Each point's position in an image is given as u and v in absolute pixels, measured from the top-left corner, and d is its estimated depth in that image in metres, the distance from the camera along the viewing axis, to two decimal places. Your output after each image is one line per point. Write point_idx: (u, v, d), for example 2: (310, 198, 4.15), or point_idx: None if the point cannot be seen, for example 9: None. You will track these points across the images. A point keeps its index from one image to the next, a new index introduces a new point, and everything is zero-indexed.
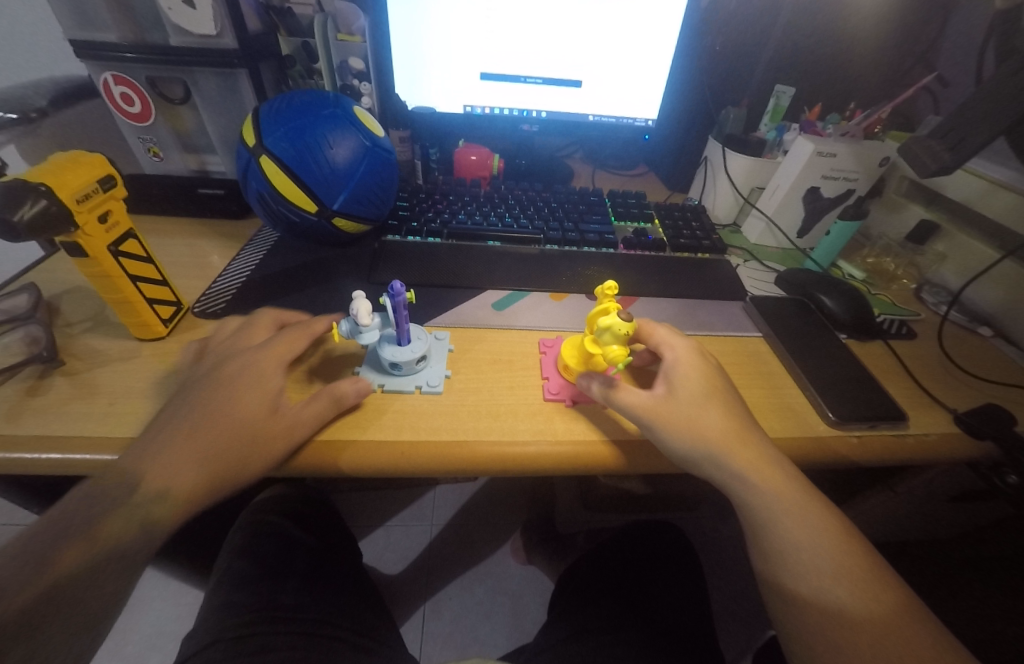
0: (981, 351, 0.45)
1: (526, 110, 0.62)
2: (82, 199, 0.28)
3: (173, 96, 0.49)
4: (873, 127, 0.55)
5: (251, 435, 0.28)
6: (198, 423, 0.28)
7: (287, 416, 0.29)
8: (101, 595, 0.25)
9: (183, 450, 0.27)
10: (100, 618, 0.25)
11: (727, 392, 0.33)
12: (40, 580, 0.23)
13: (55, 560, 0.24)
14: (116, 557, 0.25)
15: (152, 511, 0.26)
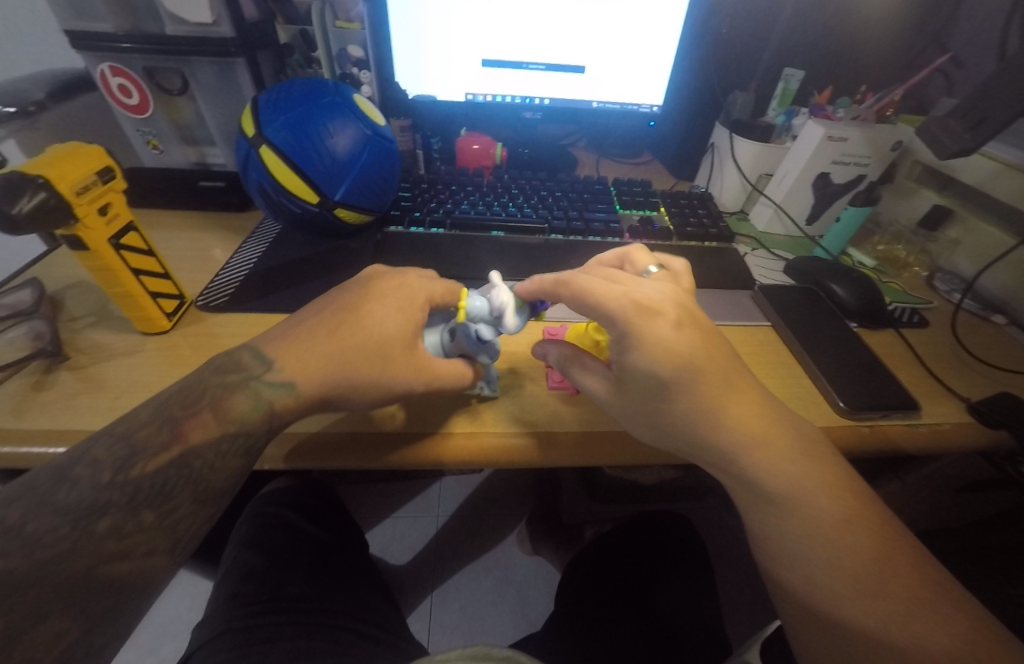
0: (994, 339, 0.44)
1: (529, 97, 0.61)
2: (81, 192, 0.28)
3: (171, 88, 0.48)
4: (885, 110, 0.54)
5: (387, 365, 0.30)
6: (363, 338, 0.30)
7: (423, 366, 0.31)
8: (224, 468, 0.28)
9: (329, 359, 0.29)
10: (222, 490, 0.28)
11: (682, 357, 0.29)
12: (174, 445, 0.26)
13: (188, 431, 0.27)
14: (240, 437, 0.28)
15: (273, 402, 0.28)
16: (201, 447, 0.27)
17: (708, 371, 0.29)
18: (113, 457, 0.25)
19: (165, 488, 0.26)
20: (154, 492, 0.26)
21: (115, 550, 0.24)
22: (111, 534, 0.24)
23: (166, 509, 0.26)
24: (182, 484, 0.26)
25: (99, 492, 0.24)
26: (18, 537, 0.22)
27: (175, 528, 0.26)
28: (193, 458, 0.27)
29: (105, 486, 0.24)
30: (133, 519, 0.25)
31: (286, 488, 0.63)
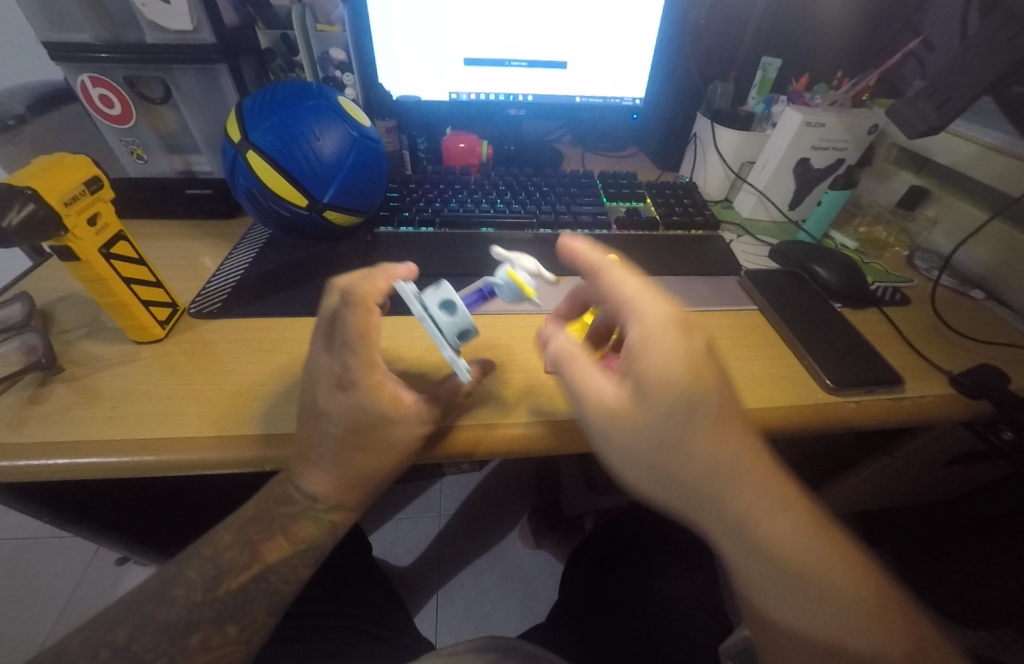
0: (974, 314, 0.46)
1: (512, 94, 0.62)
2: (70, 202, 0.28)
3: (153, 96, 0.48)
4: (861, 95, 0.55)
5: (396, 440, 0.30)
6: (317, 408, 0.29)
7: (429, 418, 0.30)
8: (296, 579, 0.32)
9: (340, 466, 0.30)
10: (287, 599, 0.33)
11: (709, 389, 0.26)
12: (253, 565, 0.31)
13: (266, 554, 0.31)
14: (307, 551, 0.32)
15: (332, 520, 0.32)
16: (276, 565, 0.32)
17: (729, 407, 0.26)
18: (206, 577, 0.31)
19: (246, 603, 0.31)
20: (236, 609, 0.30)
21: (206, 662, 0.29)
22: (202, 648, 0.29)
23: (246, 623, 0.31)
24: (260, 597, 0.31)
25: (192, 611, 0.30)
26: (127, 653, 0.28)
27: (251, 638, 0.31)
28: (270, 574, 0.31)
29: (197, 604, 0.30)
30: (219, 634, 0.30)
31: None
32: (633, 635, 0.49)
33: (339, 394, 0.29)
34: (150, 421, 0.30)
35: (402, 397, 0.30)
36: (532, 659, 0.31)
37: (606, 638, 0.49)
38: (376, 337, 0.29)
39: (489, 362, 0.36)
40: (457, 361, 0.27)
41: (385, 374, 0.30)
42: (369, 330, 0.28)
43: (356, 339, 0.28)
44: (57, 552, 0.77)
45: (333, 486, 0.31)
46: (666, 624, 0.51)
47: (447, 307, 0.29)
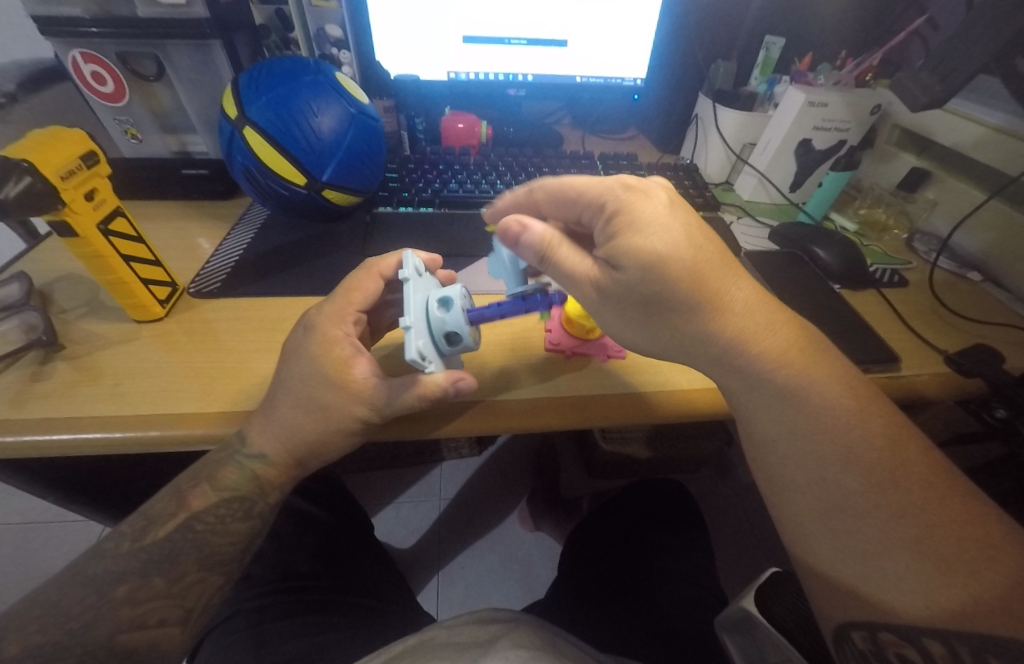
0: (971, 296, 0.46)
1: (512, 73, 0.61)
2: (67, 176, 0.28)
3: (146, 73, 0.47)
4: (865, 75, 0.54)
5: (331, 408, 0.29)
6: (289, 370, 0.30)
7: (370, 395, 0.29)
8: (226, 532, 0.31)
9: (278, 424, 0.29)
10: (228, 557, 0.32)
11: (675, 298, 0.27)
12: (178, 514, 0.31)
13: (191, 501, 0.31)
14: (235, 502, 0.31)
15: (256, 470, 0.30)
16: (202, 513, 0.31)
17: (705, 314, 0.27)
18: (134, 528, 0.31)
19: (173, 554, 0.30)
20: (162, 560, 0.30)
21: (132, 617, 0.28)
22: (126, 601, 0.28)
23: (175, 576, 0.30)
24: (188, 549, 0.30)
25: (120, 563, 0.29)
26: (55, 610, 0.27)
27: (185, 594, 0.30)
28: (195, 523, 0.31)
29: (124, 555, 0.30)
30: (146, 586, 0.29)
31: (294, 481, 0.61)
32: (628, 610, 0.50)
33: (300, 352, 0.30)
34: (150, 396, 0.31)
35: (350, 365, 0.30)
36: (516, 630, 0.31)
37: (604, 611, 0.50)
38: (356, 296, 0.33)
39: (468, 384, 0.30)
40: (409, 334, 0.26)
41: (346, 336, 0.31)
42: (354, 287, 0.33)
43: (341, 293, 0.33)
44: (62, 534, 0.78)
45: (285, 447, 0.30)
46: (663, 599, 0.52)
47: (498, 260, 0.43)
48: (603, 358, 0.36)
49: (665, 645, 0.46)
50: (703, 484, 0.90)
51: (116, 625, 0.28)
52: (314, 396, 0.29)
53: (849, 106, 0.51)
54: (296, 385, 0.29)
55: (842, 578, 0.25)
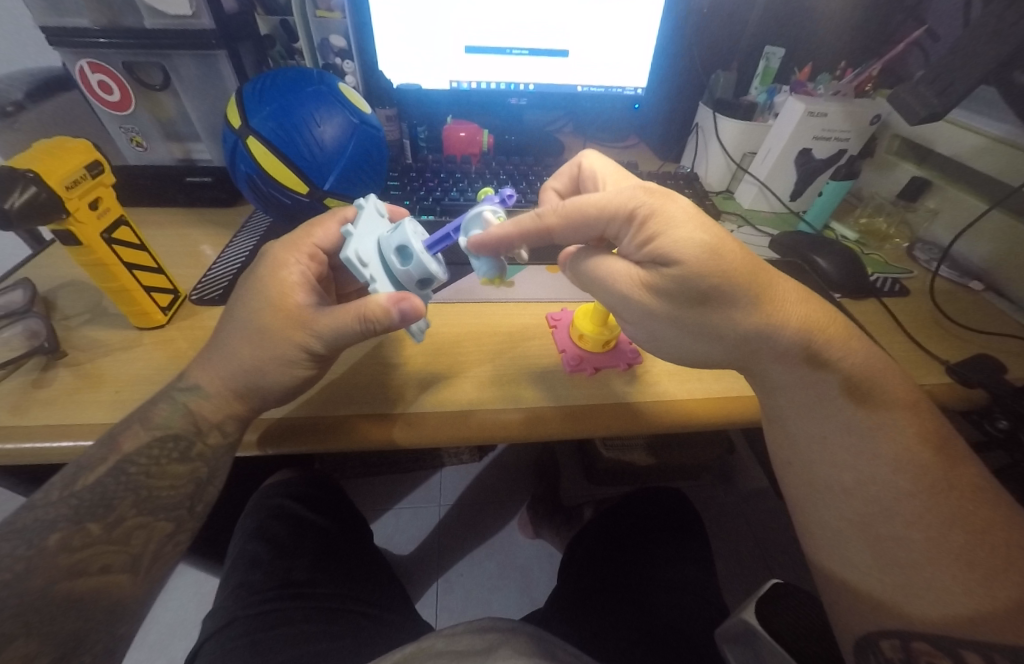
0: (973, 305, 0.46)
1: (513, 82, 0.62)
2: (72, 186, 0.28)
3: (152, 82, 0.47)
4: (864, 86, 0.55)
5: (276, 337, 0.29)
6: (242, 301, 0.32)
7: (306, 321, 0.29)
8: (164, 474, 0.30)
9: (223, 359, 0.30)
10: (173, 503, 0.30)
11: (730, 313, 0.27)
12: (109, 456, 0.28)
13: (120, 442, 0.28)
14: (168, 439, 0.30)
15: (189, 403, 0.30)
16: (135, 454, 0.29)
17: (755, 327, 0.28)
18: (60, 476, 0.28)
19: (108, 498, 0.28)
20: (96, 505, 0.28)
21: (70, 565, 0.26)
22: (61, 548, 0.26)
23: (112, 521, 0.28)
24: (124, 492, 0.29)
25: (48, 512, 0.27)
26: None
27: (129, 540, 0.29)
28: (128, 464, 0.28)
29: (53, 503, 0.27)
30: (80, 533, 0.27)
31: (290, 479, 0.63)
32: (631, 621, 0.50)
33: (255, 283, 0.32)
34: None
35: (292, 295, 0.31)
36: (515, 641, 0.30)
37: (608, 621, 0.50)
38: (314, 232, 0.34)
39: (411, 305, 0.27)
40: (348, 239, 0.28)
41: (296, 264, 0.32)
42: (312, 226, 0.34)
43: (301, 230, 0.34)
44: None
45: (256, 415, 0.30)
46: (666, 610, 0.52)
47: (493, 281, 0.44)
48: (623, 367, 0.36)
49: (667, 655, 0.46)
50: (705, 491, 0.89)
51: (53, 576, 0.26)
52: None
53: (848, 116, 0.51)
54: (242, 319, 0.31)
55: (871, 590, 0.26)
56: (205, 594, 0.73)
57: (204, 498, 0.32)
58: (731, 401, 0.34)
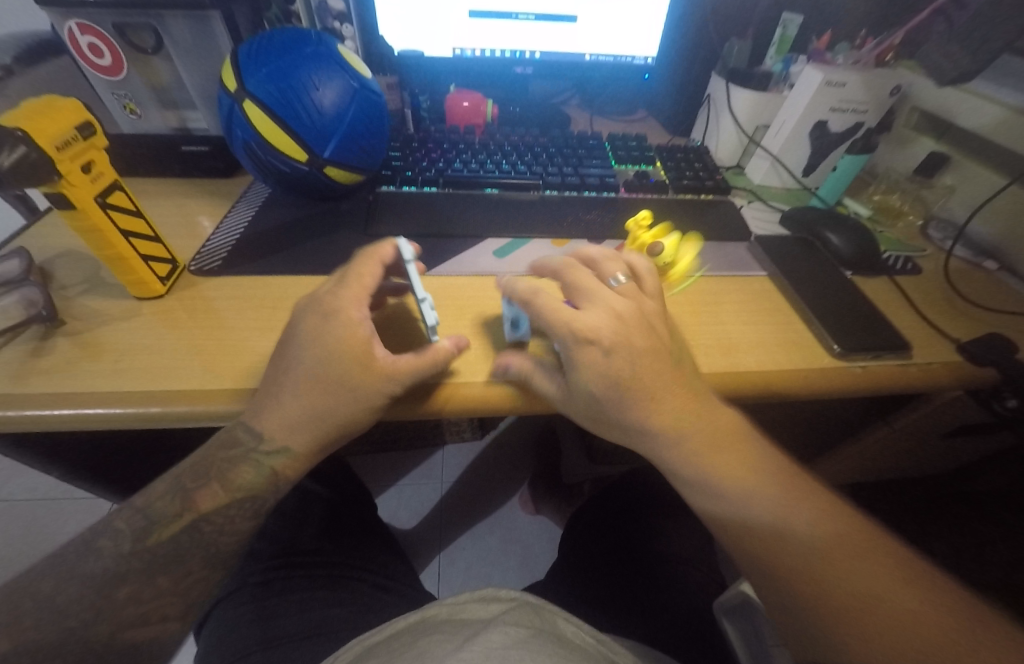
0: (987, 284, 0.45)
1: (519, 50, 0.59)
2: (62, 147, 0.27)
3: (144, 46, 0.45)
4: (885, 55, 0.52)
5: (359, 391, 0.28)
6: (305, 350, 0.29)
7: (395, 372, 0.29)
8: (228, 516, 0.30)
9: (293, 406, 0.29)
10: (226, 535, 0.30)
11: (659, 410, 0.30)
12: (183, 512, 0.30)
13: (193, 492, 0.30)
14: (245, 499, 0.30)
15: (274, 465, 0.30)
16: (209, 513, 0.30)
17: (678, 398, 0.31)
18: (134, 527, 0.29)
19: (177, 543, 0.29)
20: (169, 551, 0.29)
21: None
22: None
23: (170, 554, 0.28)
24: (191, 540, 0.29)
25: (123, 560, 0.28)
26: None
27: (179, 565, 0.28)
28: (201, 520, 0.30)
29: (129, 555, 0.29)
30: None
31: None
32: (630, 592, 0.51)
33: (321, 321, 0.30)
34: (150, 375, 0.31)
35: (372, 349, 0.29)
36: (519, 610, 0.31)
37: (608, 592, 0.51)
38: (368, 278, 0.32)
39: (464, 341, 0.32)
40: (425, 305, 0.29)
41: (364, 317, 0.30)
42: (364, 272, 0.32)
43: (350, 280, 0.32)
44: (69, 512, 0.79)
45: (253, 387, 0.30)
46: (665, 584, 0.52)
47: (514, 322, 0.35)
48: None
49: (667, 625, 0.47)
50: None
51: None
52: (313, 367, 0.29)
53: (868, 86, 0.49)
54: (310, 363, 0.29)
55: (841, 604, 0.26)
56: None
57: (254, 524, 0.31)
58: (737, 376, 0.34)
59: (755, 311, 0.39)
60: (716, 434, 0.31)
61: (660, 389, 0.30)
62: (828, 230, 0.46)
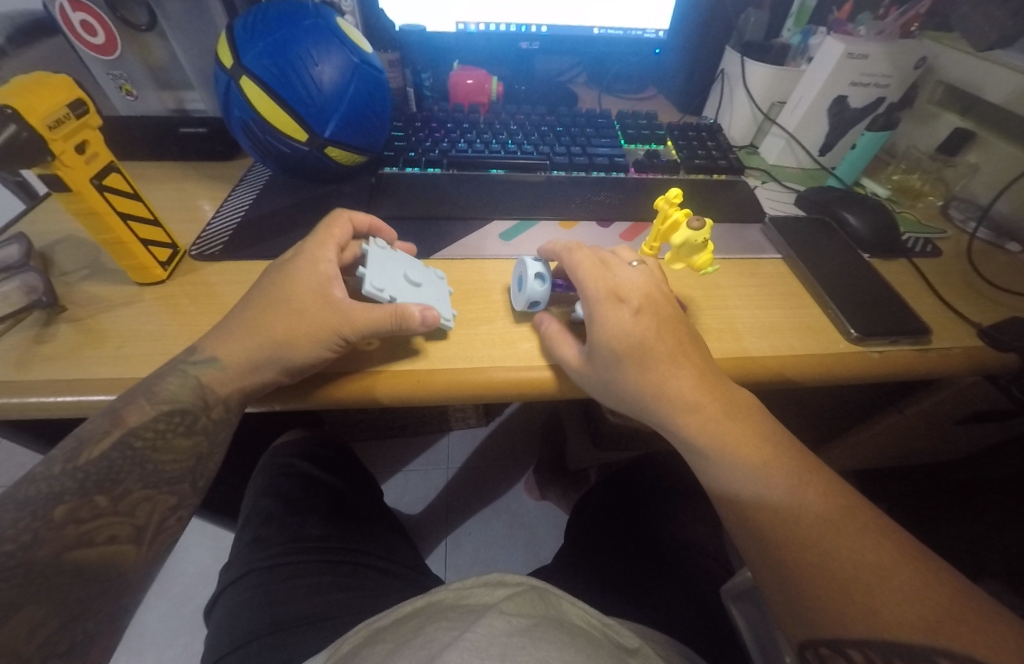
0: (1010, 267, 0.43)
1: (524, 24, 0.57)
2: (55, 126, 0.26)
3: (137, 22, 0.43)
4: (910, 25, 0.50)
5: (308, 320, 0.29)
6: (280, 291, 0.31)
7: (347, 312, 0.29)
8: (169, 449, 0.28)
9: (251, 335, 0.29)
10: (178, 475, 0.29)
11: (663, 379, 0.29)
12: (114, 430, 0.27)
13: (126, 416, 0.27)
14: (177, 414, 0.28)
15: (202, 377, 0.29)
16: (140, 427, 0.27)
17: (678, 366, 0.29)
18: (64, 448, 0.26)
19: (115, 471, 0.27)
20: (104, 477, 0.26)
21: (78, 535, 0.25)
22: (69, 521, 0.25)
23: (120, 494, 0.26)
24: (133, 467, 0.27)
25: (53, 483, 0.25)
26: None
27: (135, 512, 0.27)
28: (133, 439, 0.27)
29: (56, 476, 0.25)
30: (88, 505, 0.25)
31: (300, 438, 0.63)
32: (635, 577, 0.51)
33: (299, 264, 0.32)
34: (153, 361, 0.30)
35: (331, 291, 0.31)
36: (527, 595, 0.30)
37: (614, 576, 0.51)
38: (335, 228, 0.34)
39: (434, 313, 0.30)
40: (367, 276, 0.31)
41: (327, 259, 0.32)
42: (331, 223, 0.34)
43: (320, 229, 0.34)
44: None
45: (255, 375, 0.29)
46: (671, 569, 0.52)
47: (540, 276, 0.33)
48: None
49: (671, 609, 0.47)
50: None
51: (61, 545, 0.24)
52: (301, 351, 0.29)
53: (892, 59, 0.47)
54: (271, 303, 0.30)
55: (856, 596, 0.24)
56: (223, 548, 0.76)
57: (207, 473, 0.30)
58: (749, 362, 0.33)
59: (769, 295, 0.38)
60: (737, 410, 0.29)
61: (659, 352, 0.29)
62: (846, 211, 0.44)
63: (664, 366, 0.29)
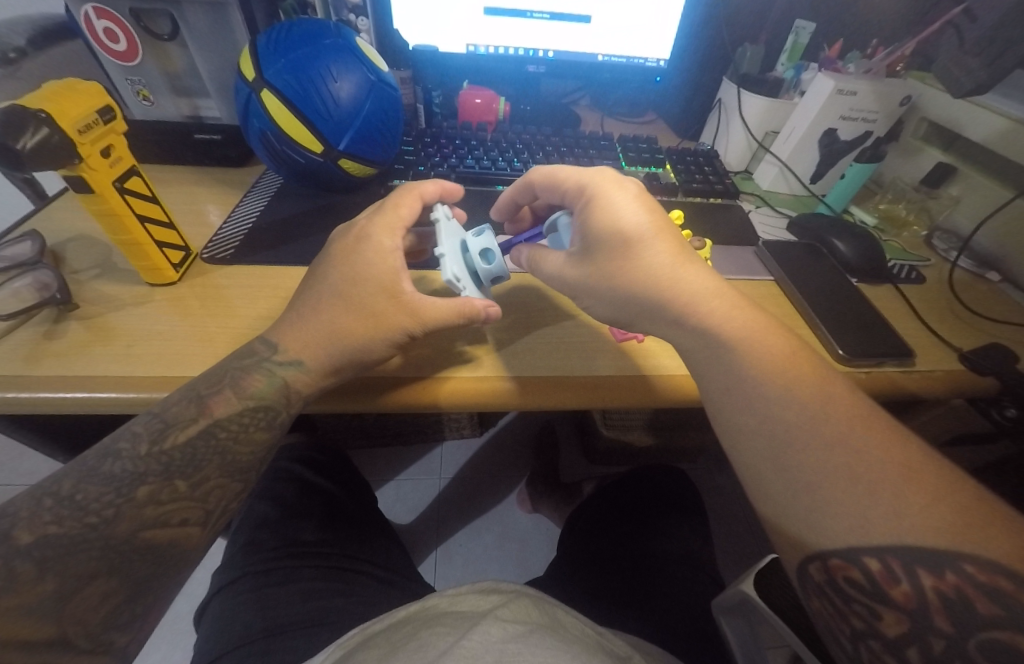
0: (990, 295, 0.45)
1: (532, 49, 0.60)
2: (84, 130, 0.27)
3: (160, 32, 0.45)
4: (895, 65, 0.53)
5: (376, 313, 0.30)
6: (323, 290, 0.32)
7: (417, 309, 0.31)
8: (249, 440, 0.30)
9: (316, 328, 0.30)
10: (247, 465, 0.30)
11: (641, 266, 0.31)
12: (200, 419, 0.28)
13: (214, 407, 0.28)
14: (262, 411, 0.29)
15: (288, 377, 0.30)
16: (226, 421, 0.29)
17: (655, 257, 0.31)
18: (150, 429, 0.27)
19: (197, 460, 0.28)
20: (186, 464, 0.28)
21: (155, 516, 0.27)
22: (151, 502, 0.27)
23: (198, 481, 0.28)
24: (211, 456, 0.28)
25: (139, 464, 0.27)
26: (73, 503, 0.25)
27: (207, 498, 0.28)
28: (220, 429, 0.28)
29: (143, 458, 0.27)
30: (168, 488, 0.27)
31: (297, 443, 0.64)
32: (625, 589, 0.51)
33: (360, 245, 0.33)
34: (161, 360, 0.31)
35: (401, 283, 0.31)
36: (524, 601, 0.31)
37: (603, 588, 0.52)
38: (403, 211, 0.35)
39: (497, 311, 0.32)
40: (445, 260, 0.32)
41: (392, 245, 0.33)
42: (399, 204, 0.35)
43: (388, 208, 0.35)
44: None
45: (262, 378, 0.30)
46: (662, 581, 0.53)
47: (485, 254, 0.34)
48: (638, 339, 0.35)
49: (660, 621, 0.47)
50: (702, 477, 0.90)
51: (139, 524, 0.26)
52: (360, 364, 0.30)
53: (879, 96, 0.49)
54: (337, 296, 0.31)
55: (872, 520, 0.21)
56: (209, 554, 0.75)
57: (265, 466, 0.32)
58: None
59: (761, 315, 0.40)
60: (721, 298, 0.30)
61: (637, 247, 0.31)
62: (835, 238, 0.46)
63: (642, 256, 0.31)
